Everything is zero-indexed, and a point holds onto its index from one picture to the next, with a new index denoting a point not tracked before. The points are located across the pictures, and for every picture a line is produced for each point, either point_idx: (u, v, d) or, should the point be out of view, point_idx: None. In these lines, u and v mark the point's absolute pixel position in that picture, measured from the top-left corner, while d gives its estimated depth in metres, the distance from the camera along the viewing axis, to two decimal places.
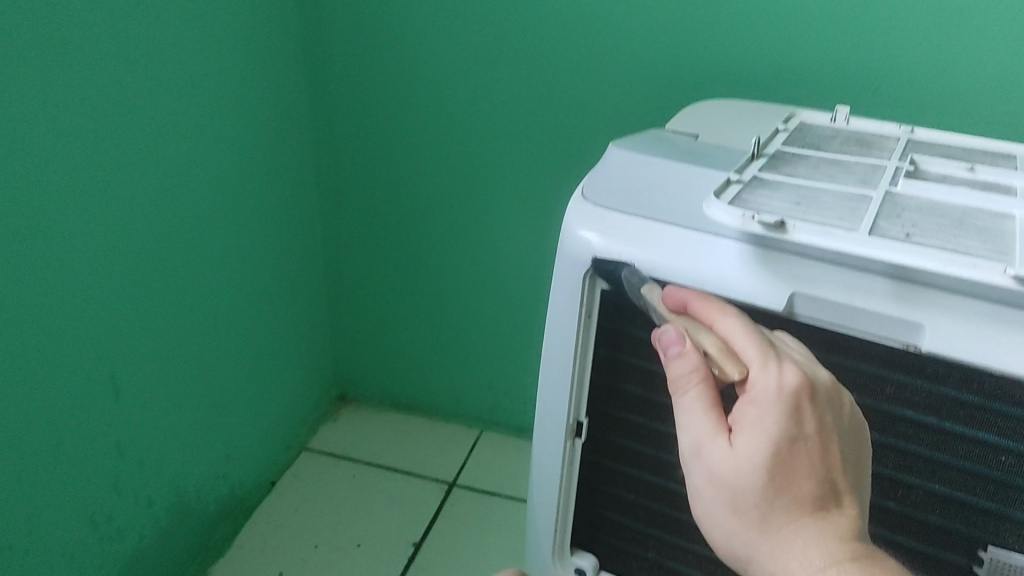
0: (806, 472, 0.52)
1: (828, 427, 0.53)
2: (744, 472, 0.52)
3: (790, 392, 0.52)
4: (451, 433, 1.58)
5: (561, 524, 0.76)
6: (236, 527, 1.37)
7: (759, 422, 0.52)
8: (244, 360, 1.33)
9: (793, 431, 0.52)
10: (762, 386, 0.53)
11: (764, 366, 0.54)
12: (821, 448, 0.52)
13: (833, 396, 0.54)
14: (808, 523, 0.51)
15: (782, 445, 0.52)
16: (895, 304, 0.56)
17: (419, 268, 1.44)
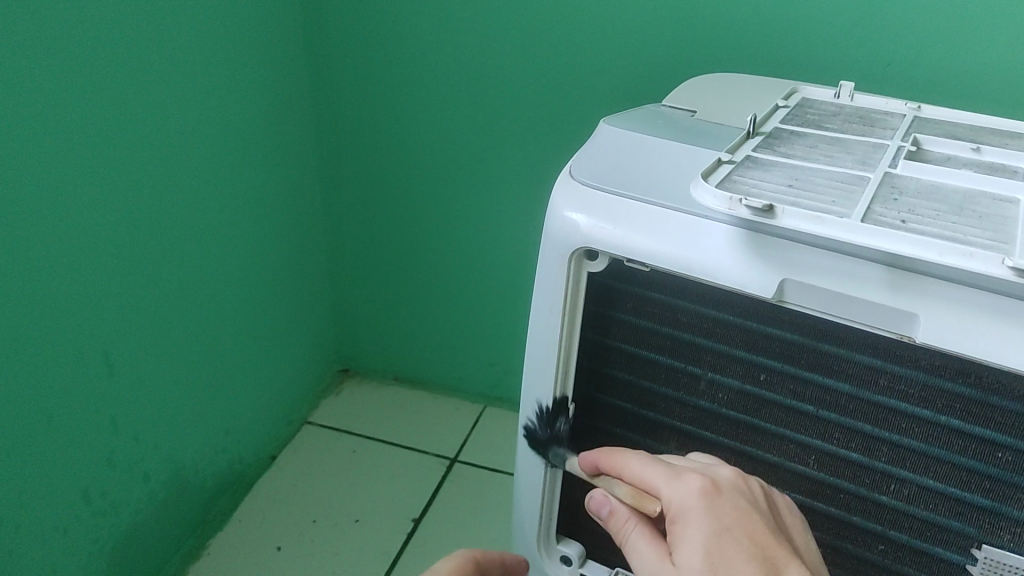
0: (741, 555, 0.54)
1: (748, 511, 0.56)
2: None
3: (697, 496, 0.57)
4: (453, 408, 1.57)
5: (547, 510, 0.74)
6: (235, 501, 1.37)
7: (686, 533, 0.56)
8: (243, 334, 1.32)
9: (716, 524, 0.55)
10: (675, 501, 0.57)
11: (670, 481, 0.58)
12: (746, 531, 0.55)
13: (742, 487, 0.58)
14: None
15: (712, 540, 0.55)
16: (890, 294, 0.53)
17: (421, 242, 1.42)
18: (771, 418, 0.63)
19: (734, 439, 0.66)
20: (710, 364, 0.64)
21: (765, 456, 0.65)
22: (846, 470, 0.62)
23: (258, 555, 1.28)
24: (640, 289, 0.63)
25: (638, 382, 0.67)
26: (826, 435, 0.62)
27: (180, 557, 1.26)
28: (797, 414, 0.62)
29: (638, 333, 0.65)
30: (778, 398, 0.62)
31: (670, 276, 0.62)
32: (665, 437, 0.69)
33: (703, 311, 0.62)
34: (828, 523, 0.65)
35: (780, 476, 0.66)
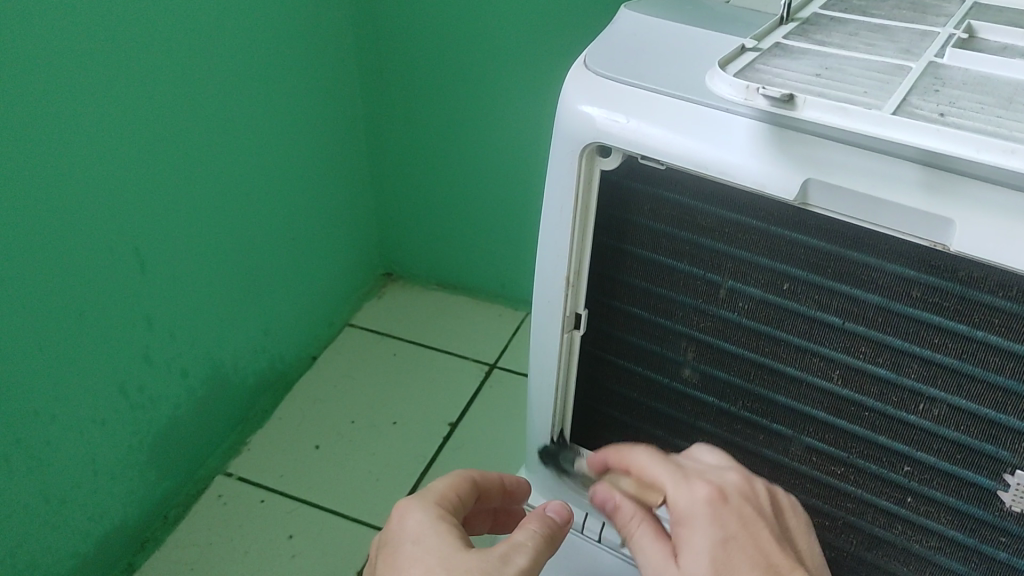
0: (747, 564, 0.51)
1: (752, 518, 0.53)
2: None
3: (702, 504, 0.54)
4: (495, 315, 1.55)
5: (559, 417, 0.73)
6: (277, 400, 1.39)
7: (692, 539, 0.53)
8: (283, 235, 1.31)
9: (721, 530, 0.52)
10: (681, 504, 0.54)
11: (680, 484, 0.55)
12: (750, 539, 0.52)
13: (750, 496, 0.55)
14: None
15: (717, 550, 0.52)
16: (923, 196, 0.48)
17: (461, 142, 1.37)
18: (793, 330, 0.59)
19: (754, 351, 0.62)
20: (730, 271, 0.60)
21: (786, 370, 0.61)
22: (872, 387, 0.58)
23: (297, 453, 1.30)
24: (657, 189, 0.60)
25: (653, 290, 0.64)
26: (852, 349, 0.57)
27: (222, 453, 1.29)
28: (822, 327, 0.58)
29: (655, 237, 0.62)
30: (801, 308, 0.58)
31: (689, 174, 0.58)
32: (682, 347, 0.65)
33: (723, 214, 0.57)
34: (851, 442, 0.61)
35: (801, 391, 0.62)
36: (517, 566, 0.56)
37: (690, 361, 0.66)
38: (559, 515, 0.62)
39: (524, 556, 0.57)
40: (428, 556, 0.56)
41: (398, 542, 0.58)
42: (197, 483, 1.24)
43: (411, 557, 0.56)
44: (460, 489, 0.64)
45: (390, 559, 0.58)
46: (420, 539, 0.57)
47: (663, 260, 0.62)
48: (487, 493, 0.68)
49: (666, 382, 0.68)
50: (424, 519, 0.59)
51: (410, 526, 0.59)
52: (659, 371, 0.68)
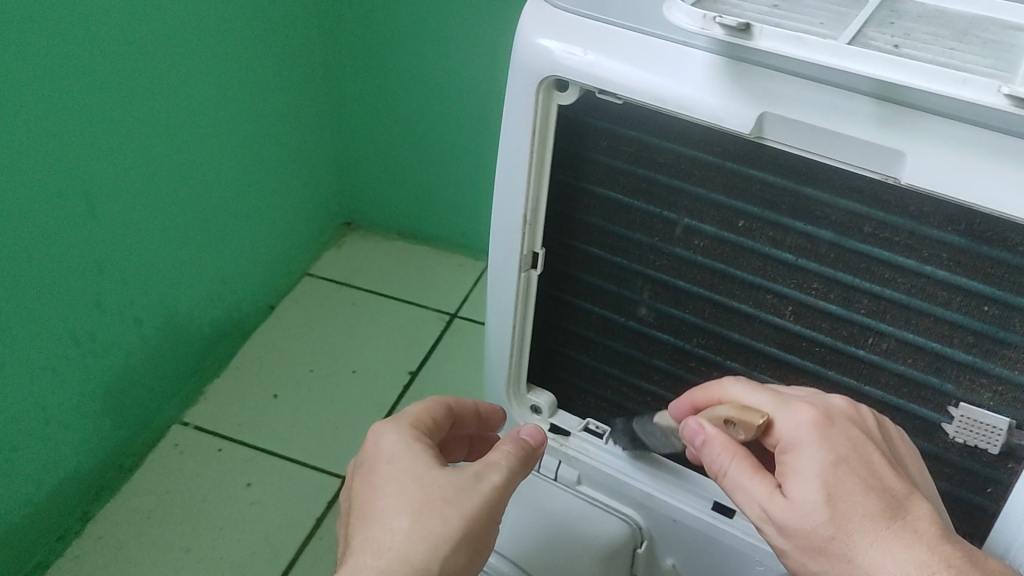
0: (860, 487, 0.51)
1: (861, 439, 0.53)
2: (810, 518, 0.52)
3: (808, 427, 0.54)
4: (455, 265, 1.54)
5: (517, 363, 0.73)
6: (234, 348, 1.37)
7: (801, 463, 0.53)
8: (237, 181, 1.28)
9: (831, 455, 0.53)
10: (787, 431, 0.55)
11: (782, 410, 0.56)
12: (862, 460, 0.52)
13: (856, 417, 0.55)
14: (886, 534, 0.50)
15: (829, 474, 0.52)
16: (876, 127, 0.48)
17: (421, 88, 1.35)
18: (748, 267, 0.60)
19: (709, 289, 0.62)
20: (687, 209, 0.60)
21: (740, 308, 0.62)
22: (824, 323, 0.59)
23: (256, 402, 1.29)
24: (615, 125, 0.59)
25: (609, 228, 0.64)
26: (805, 285, 0.58)
27: (179, 402, 1.27)
28: (777, 264, 0.58)
29: (610, 173, 0.62)
30: (756, 245, 0.58)
31: (645, 108, 0.57)
32: (638, 285, 0.65)
33: (680, 150, 0.57)
34: (802, 378, 0.62)
35: (755, 328, 0.62)
36: (491, 483, 0.57)
37: (646, 300, 0.66)
38: (533, 438, 0.62)
39: (499, 474, 0.57)
40: (404, 473, 0.56)
41: (372, 462, 0.58)
42: (153, 432, 1.23)
43: (386, 474, 0.56)
44: (435, 411, 0.63)
45: (364, 477, 0.58)
46: (394, 458, 0.57)
47: (619, 198, 0.62)
48: (462, 418, 0.67)
49: (623, 321, 0.68)
50: (399, 437, 0.59)
51: (385, 444, 0.59)
52: (615, 310, 0.68)
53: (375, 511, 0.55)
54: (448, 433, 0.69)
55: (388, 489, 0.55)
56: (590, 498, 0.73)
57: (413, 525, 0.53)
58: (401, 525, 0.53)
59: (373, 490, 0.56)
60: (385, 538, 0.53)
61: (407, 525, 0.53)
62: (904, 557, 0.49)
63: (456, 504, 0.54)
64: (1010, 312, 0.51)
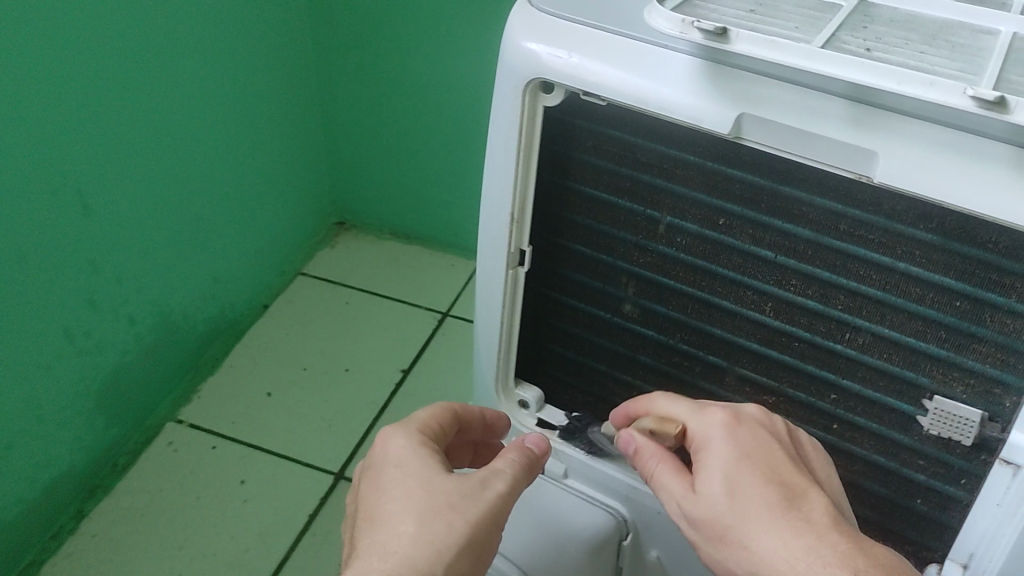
0: (759, 479, 0.55)
1: (766, 440, 0.57)
2: (714, 507, 0.55)
3: (716, 428, 0.58)
4: (448, 264, 1.55)
5: (505, 360, 0.74)
6: (228, 348, 1.38)
7: (708, 460, 0.57)
8: (230, 181, 1.29)
9: (735, 452, 0.56)
10: (698, 431, 0.59)
11: (694, 414, 0.60)
12: (765, 457, 0.56)
13: (765, 421, 0.58)
14: (779, 522, 0.52)
15: (731, 469, 0.56)
16: (850, 128, 0.50)
17: (412, 89, 1.37)
18: (728, 264, 0.61)
19: (691, 285, 0.64)
20: (669, 208, 0.61)
21: (722, 304, 0.63)
22: (802, 319, 0.60)
23: (249, 399, 1.31)
24: (600, 126, 0.61)
25: (594, 226, 0.66)
26: (784, 282, 0.59)
27: (173, 400, 1.29)
28: (756, 261, 0.60)
29: (595, 173, 0.63)
30: (736, 243, 0.60)
31: (630, 110, 0.59)
32: (623, 282, 0.67)
33: (663, 150, 0.59)
34: (782, 372, 0.64)
35: (736, 324, 0.63)
36: (496, 492, 0.58)
37: (630, 297, 0.67)
38: (536, 448, 0.63)
39: (503, 483, 0.59)
40: (412, 478, 0.57)
41: (380, 466, 0.59)
42: (147, 430, 1.24)
43: (394, 479, 0.58)
44: (442, 419, 0.65)
45: (372, 481, 0.59)
46: (403, 464, 0.59)
47: (604, 197, 0.64)
48: (468, 425, 0.68)
49: (608, 318, 0.69)
50: (407, 444, 0.60)
51: (393, 450, 0.60)
52: (601, 307, 0.69)
53: (383, 514, 0.56)
54: (453, 442, 0.70)
55: (396, 494, 0.57)
56: (577, 491, 0.74)
57: (420, 529, 0.54)
58: (408, 529, 0.54)
59: (381, 494, 0.57)
60: (392, 541, 0.54)
61: (414, 529, 0.54)
62: (793, 541, 0.52)
63: (461, 511, 0.55)
64: (980, 307, 0.52)
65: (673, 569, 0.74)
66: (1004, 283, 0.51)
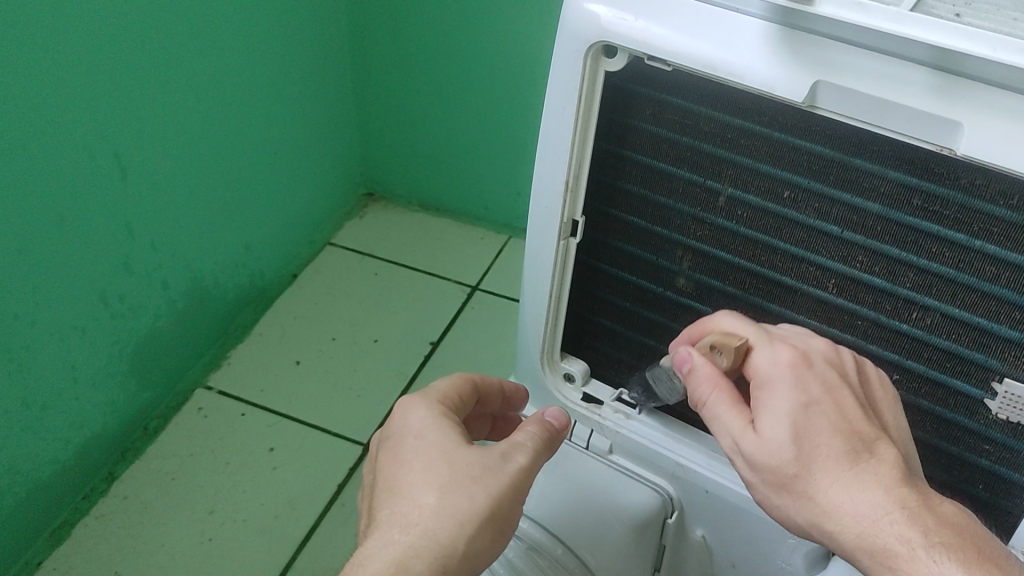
0: (829, 428, 0.53)
1: (837, 385, 0.55)
2: (775, 451, 0.54)
3: (786, 367, 0.56)
4: (478, 238, 1.53)
5: (550, 333, 0.72)
6: (256, 316, 1.37)
7: (773, 400, 0.55)
8: (262, 149, 1.28)
9: (804, 397, 0.54)
10: (766, 367, 0.57)
11: (763, 347, 0.58)
12: (835, 405, 0.54)
13: (836, 363, 0.56)
14: (848, 475, 0.52)
15: (799, 414, 0.54)
16: (933, 97, 0.48)
17: (447, 59, 1.35)
18: (791, 238, 0.59)
19: (750, 260, 0.62)
20: (731, 178, 0.59)
21: (782, 280, 0.61)
22: (867, 296, 0.58)
23: (278, 367, 1.30)
24: (661, 93, 0.59)
25: (650, 197, 0.64)
26: (849, 258, 0.58)
27: (202, 366, 1.28)
28: (820, 235, 0.58)
29: (653, 142, 0.61)
30: (801, 217, 0.58)
31: (696, 77, 0.57)
32: (678, 255, 0.65)
33: (728, 119, 0.57)
34: (843, 351, 0.62)
35: (795, 300, 0.62)
36: (517, 464, 0.56)
37: (685, 270, 0.65)
38: (557, 420, 0.62)
39: (524, 456, 0.57)
40: (432, 450, 0.56)
41: (399, 437, 0.58)
42: (178, 395, 1.24)
43: (413, 450, 0.56)
44: (462, 390, 0.63)
45: (391, 452, 0.58)
46: (422, 435, 0.57)
47: (661, 167, 0.62)
48: (488, 396, 0.67)
49: (660, 291, 0.68)
50: (427, 414, 0.59)
51: (413, 421, 0.59)
52: (653, 280, 0.68)
53: (402, 486, 0.55)
54: (473, 413, 0.69)
55: (415, 464, 0.56)
56: (622, 468, 0.73)
57: (440, 502, 0.53)
58: (428, 501, 0.53)
59: (401, 464, 0.56)
60: (414, 514, 0.53)
61: (434, 501, 0.53)
62: (861, 497, 0.51)
63: (483, 483, 0.54)
64: None
65: (719, 549, 0.72)
66: None
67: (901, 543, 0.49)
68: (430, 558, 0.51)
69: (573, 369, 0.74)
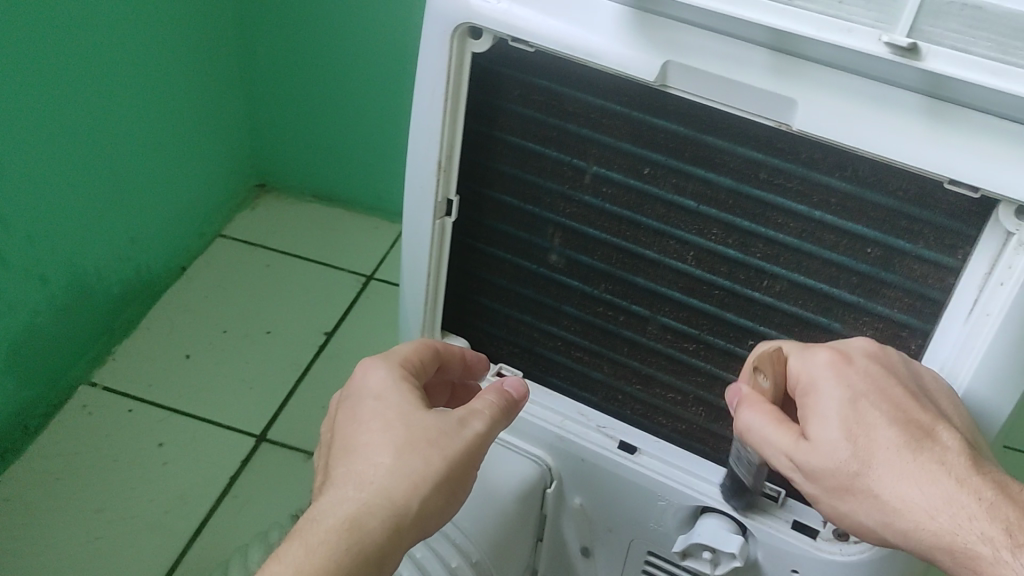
0: (883, 419, 0.51)
1: (883, 377, 0.52)
2: (832, 454, 0.51)
3: (826, 364, 0.53)
4: (372, 227, 1.53)
5: (430, 313, 0.74)
6: (144, 310, 1.35)
7: (821, 404, 0.53)
8: (146, 141, 1.25)
9: (850, 390, 0.52)
10: (806, 372, 0.54)
11: (799, 354, 0.55)
12: (885, 395, 0.52)
13: (878, 355, 0.54)
14: (911, 466, 0.49)
15: (848, 409, 0.52)
16: (772, 78, 0.51)
17: (337, 49, 1.34)
18: (652, 214, 0.62)
19: (616, 235, 0.65)
20: (595, 157, 0.62)
21: (645, 253, 0.64)
22: (722, 267, 0.62)
23: (166, 362, 1.28)
24: (526, 74, 0.61)
25: (521, 176, 0.66)
26: (705, 231, 0.61)
27: (86, 363, 1.25)
28: (678, 210, 0.61)
29: (523, 123, 0.64)
30: (660, 192, 0.61)
31: (558, 58, 0.59)
32: (549, 233, 0.67)
33: (590, 99, 0.60)
34: (702, 320, 0.65)
35: (658, 273, 0.65)
36: (475, 430, 0.55)
37: (556, 247, 0.68)
38: (515, 392, 0.60)
39: (481, 423, 0.56)
40: (389, 411, 0.54)
41: (358, 398, 0.56)
42: (60, 393, 1.20)
43: (372, 411, 0.55)
44: (424, 355, 0.61)
45: (349, 413, 0.56)
46: (382, 397, 0.56)
47: (531, 147, 0.64)
48: (448, 364, 0.65)
49: (534, 269, 0.70)
50: (387, 376, 0.57)
51: (372, 382, 0.57)
52: (528, 258, 0.70)
53: (357, 446, 0.53)
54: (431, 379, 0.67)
55: (372, 425, 0.54)
56: (506, 442, 0.75)
57: (397, 461, 0.51)
58: (384, 460, 0.51)
59: (357, 425, 0.54)
60: (368, 472, 0.51)
61: (390, 460, 0.51)
62: (932, 491, 0.48)
63: (440, 447, 0.52)
64: (890, 254, 0.55)
65: (598, 516, 0.75)
66: (913, 230, 0.54)
67: (984, 542, 0.46)
68: (383, 516, 0.50)
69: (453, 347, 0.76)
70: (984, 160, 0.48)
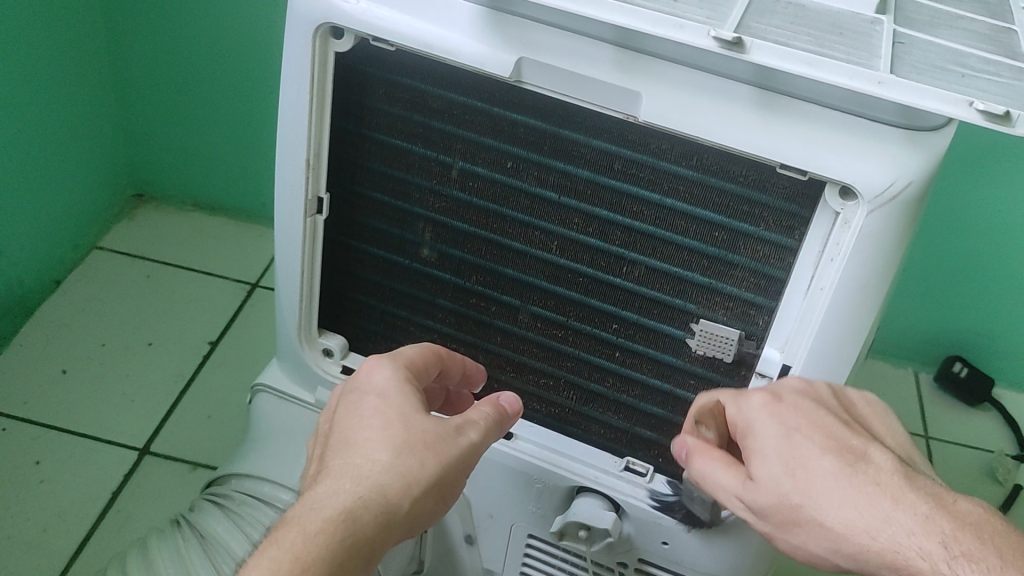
0: (817, 449, 0.54)
1: (814, 411, 0.56)
2: (774, 490, 0.54)
3: (757, 407, 0.57)
4: (257, 235, 1.52)
5: (306, 309, 0.75)
6: (15, 326, 1.30)
7: (758, 444, 0.56)
8: (12, 152, 1.21)
9: (784, 427, 0.55)
10: (742, 416, 0.57)
11: (734, 401, 0.59)
12: (815, 427, 0.55)
13: (806, 393, 0.57)
14: (846, 488, 0.52)
15: (785, 445, 0.54)
16: (617, 72, 0.55)
17: (213, 58, 1.32)
18: (517, 206, 0.64)
19: (483, 228, 0.67)
20: (460, 152, 0.64)
21: (511, 244, 0.66)
22: (585, 255, 0.64)
23: (39, 378, 1.23)
24: (389, 73, 0.63)
25: (390, 173, 0.67)
26: (566, 221, 0.64)
27: None
28: (540, 201, 0.63)
29: (388, 120, 0.65)
30: (523, 184, 0.63)
31: (418, 56, 0.61)
32: (420, 228, 0.69)
33: (452, 96, 0.62)
34: (569, 306, 0.68)
35: (525, 263, 0.67)
36: (469, 441, 0.57)
37: (427, 242, 0.70)
38: (510, 406, 0.62)
39: (476, 432, 0.58)
40: (390, 411, 0.56)
41: (360, 393, 0.58)
42: None
43: (374, 407, 0.56)
44: (428, 358, 0.62)
45: (351, 405, 0.57)
46: (384, 395, 0.57)
47: (399, 144, 0.66)
48: (450, 371, 0.66)
49: (407, 263, 0.71)
50: (391, 375, 0.58)
51: (377, 379, 0.58)
52: (400, 253, 0.71)
53: (356, 440, 0.55)
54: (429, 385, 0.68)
55: (373, 422, 0.55)
56: None
57: (394, 461, 0.53)
58: (381, 458, 0.53)
59: (356, 419, 0.56)
60: (365, 467, 0.53)
61: (387, 459, 0.53)
62: (869, 512, 0.51)
63: (435, 452, 0.54)
64: (734, 237, 0.59)
65: (477, 503, 0.77)
66: (754, 213, 0.57)
67: (922, 557, 0.49)
68: (376, 512, 0.52)
69: (331, 343, 0.78)
70: (805, 150, 0.53)
